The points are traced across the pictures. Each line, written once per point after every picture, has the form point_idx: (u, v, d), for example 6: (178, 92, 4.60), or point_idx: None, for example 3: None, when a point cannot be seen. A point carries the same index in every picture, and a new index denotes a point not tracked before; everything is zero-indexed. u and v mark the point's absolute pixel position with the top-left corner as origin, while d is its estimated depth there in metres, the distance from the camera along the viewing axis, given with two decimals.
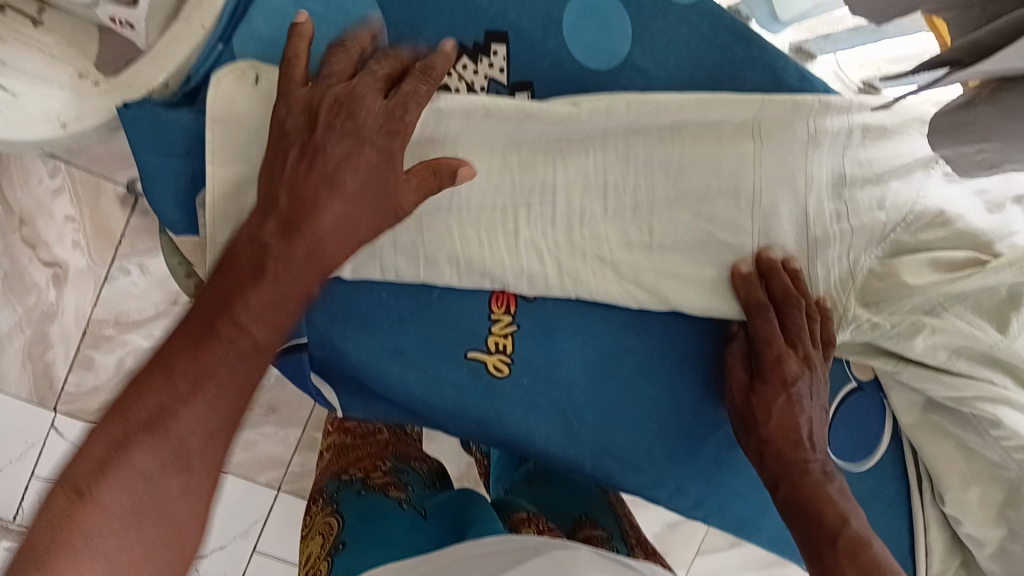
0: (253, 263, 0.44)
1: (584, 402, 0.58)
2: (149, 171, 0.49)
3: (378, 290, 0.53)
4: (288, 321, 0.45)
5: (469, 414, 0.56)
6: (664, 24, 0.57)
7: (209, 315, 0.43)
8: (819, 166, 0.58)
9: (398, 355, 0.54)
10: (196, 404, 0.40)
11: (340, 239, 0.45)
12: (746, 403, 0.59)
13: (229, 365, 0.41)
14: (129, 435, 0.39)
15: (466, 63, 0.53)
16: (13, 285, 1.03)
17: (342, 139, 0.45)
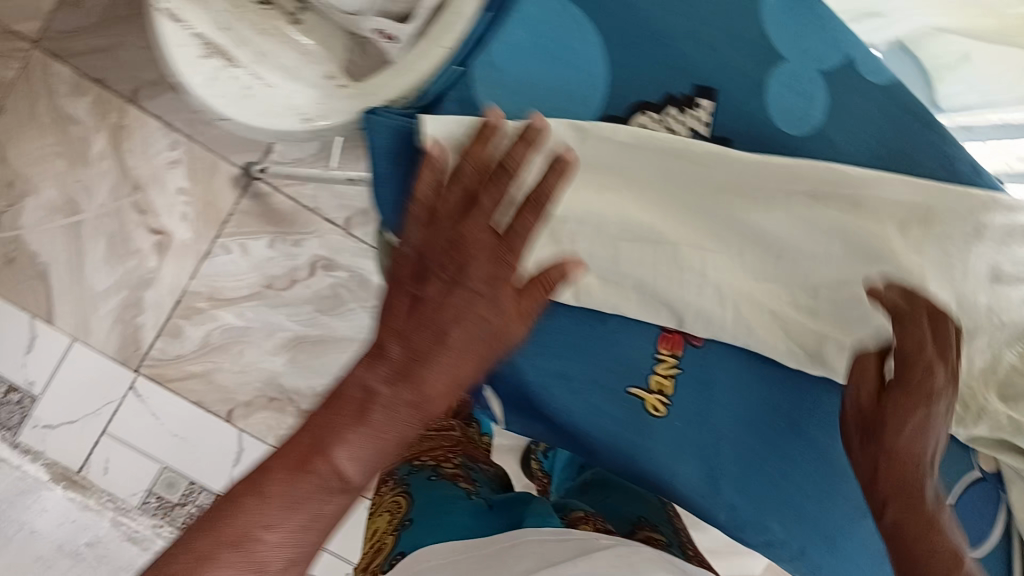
0: (358, 408, 0.46)
1: (728, 453, 0.60)
2: (376, 176, 0.57)
3: (561, 317, 0.59)
4: (379, 462, 0.46)
5: (621, 450, 0.59)
6: (855, 99, 0.61)
7: (309, 445, 0.44)
8: (977, 257, 0.59)
9: (567, 381, 0.59)
10: (281, 526, 0.41)
11: (445, 389, 0.49)
12: (860, 410, 0.52)
13: (319, 500, 0.43)
14: (215, 549, 0.39)
15: (674, 112, 0.58)
16: (119, 247, 1.18)
17: (471, 261, 0.51)
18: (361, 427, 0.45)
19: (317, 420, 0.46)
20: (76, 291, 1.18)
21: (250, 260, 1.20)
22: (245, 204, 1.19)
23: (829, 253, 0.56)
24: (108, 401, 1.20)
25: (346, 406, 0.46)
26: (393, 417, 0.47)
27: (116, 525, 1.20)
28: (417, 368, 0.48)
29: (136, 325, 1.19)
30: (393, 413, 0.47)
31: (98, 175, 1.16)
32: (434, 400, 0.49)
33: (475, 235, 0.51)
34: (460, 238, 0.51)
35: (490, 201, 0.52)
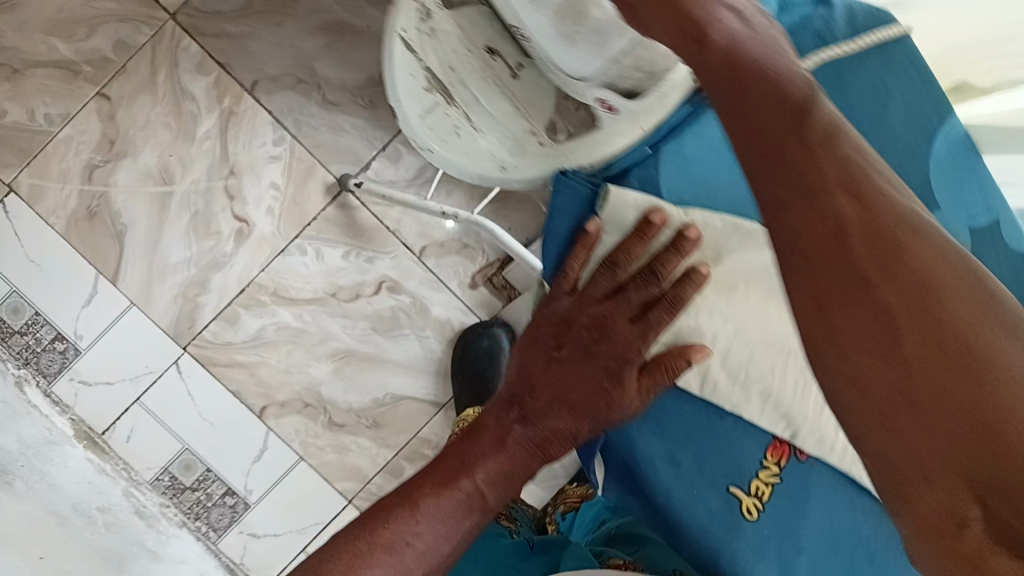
0: (493, 442, 0.65)
1: (805, 570, 0.62)
2: (552, 229, 0.67)
3: (682, 403, 0.65)
4: (506, 492, 0.65)
5: (708, 541, 0.63)
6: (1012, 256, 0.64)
7: (453, 469, 0.64)
8: None
9: (674, 465, 0.65)
10: (421, 532, 0.60)
11: (560, 441, 0.65)
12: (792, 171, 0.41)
13: (454, 515, 0.62)
14: (376, 541, 0.59)
15: None
16: (200, 226, 1.19)
17: (610, 329, 0.62)
18: (493, 460, 0.64)
19: (469, 449, 0.65)
20: (147, 258, 1.20)
21: (321, 266, 1.22)
22: (330, 212, 1.21)
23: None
24: (149, 370, 1.21)
25: (489, 443, 0.65)
26: (518, 458, 0.65)
27: (127, 495, 1.17)
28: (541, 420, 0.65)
29: (197, 304, 1.20)
30: (519, 453, 0.65)
31: (198, 153, 1.19)
32: (554, 446, 0.65)
33: (616, 322, 0.61)
34: (604, 317, 0.62)
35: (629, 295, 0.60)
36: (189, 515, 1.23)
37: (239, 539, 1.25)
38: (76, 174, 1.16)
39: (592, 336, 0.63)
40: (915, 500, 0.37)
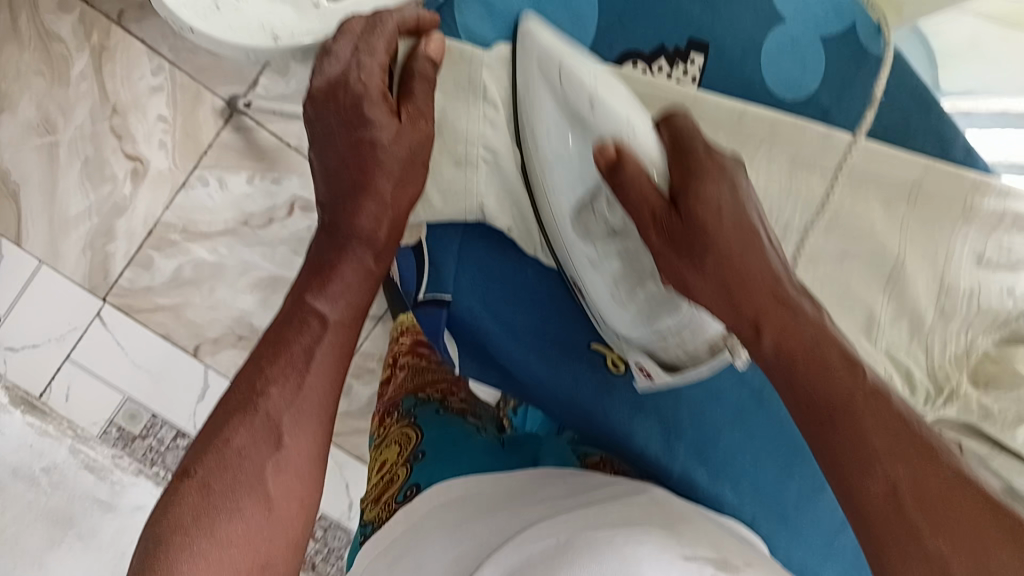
0: (320, 270, 0.55)
1: (687, 419, 0.61)
2: None
3: (527, 267, 0.61)
4: (355, 298, 0.55)
5: (578, 404, 0.60)
6: (861, 83, 0.61)
7: (288, 312, 0.54)
8: (962, 242, 0.62)
9: (527, 332, 0.61)
10: (274, 383, 0.51)
11: (381, 221, 0.55)
12: (721, 233, 0.51)
13: (302, 345, 0.52)
14: (227, 418, 0.50)
15: (663, 65, 0.58)
16: (93, 172, 1.15)
17: (346, 98, 0.52)
18: (327, 285, 0.54)
19: (293, 295, 0.56)
20: (47, 212, 1.15)
21: (227, 194, 1.17)
22: (226, 136, 1.16)
23: (801, 217, 0.60)
24: (72, 328, 1.17)
25: (309, 274, 0.55)
26: (351, 264, 0.55)
27: (75, 452, 1.14)
28: (353, 221, 0.55)
29: (106, 254, 1.17)
30: (348, 265, 0.55)
31: (77, 95, 1.13)
32: (371, 237, 0.55)
33: (343, 83, 0.52)
34: (337, 87, 0.53)
35: (362, 82, 0.52)
36: (144, 462, 1.19)
37: None
38: None
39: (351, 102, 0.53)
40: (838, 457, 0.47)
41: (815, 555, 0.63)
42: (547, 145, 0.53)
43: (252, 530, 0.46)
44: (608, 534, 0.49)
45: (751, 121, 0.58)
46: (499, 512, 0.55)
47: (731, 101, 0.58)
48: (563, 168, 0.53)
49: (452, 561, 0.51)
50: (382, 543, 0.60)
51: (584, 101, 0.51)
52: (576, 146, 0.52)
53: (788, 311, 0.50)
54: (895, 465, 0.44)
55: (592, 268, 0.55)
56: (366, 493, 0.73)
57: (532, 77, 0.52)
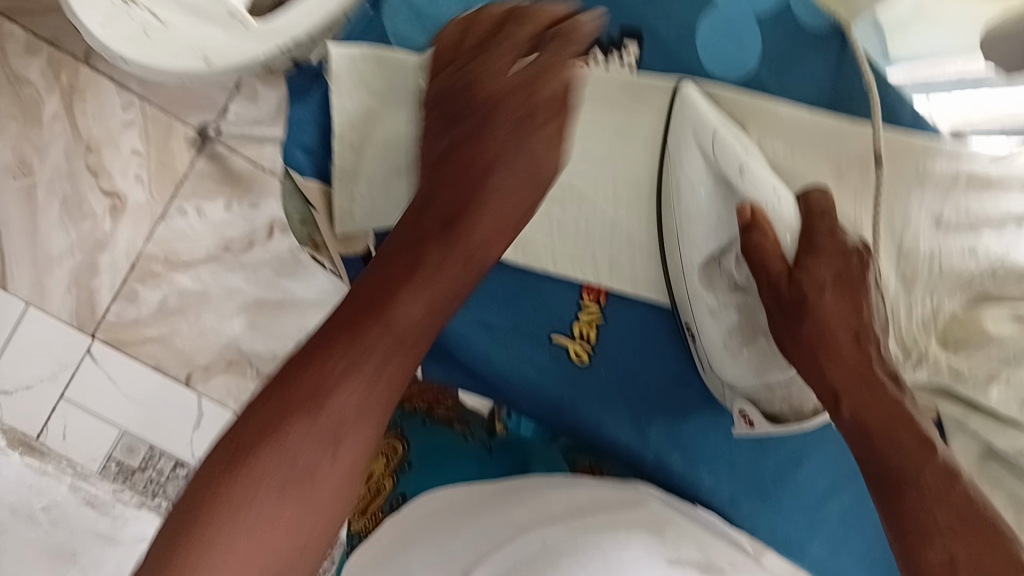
0: (407, 263, 0.54)
1: (655, 402, 0.61)
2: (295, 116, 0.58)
3: None
4: (439, 304, 0.54)
5: (546, 395, 0.61)
6: (797, 51, 0.59)
7: (365, 300, 0.52)
8: (919, 208, 0.62)
9: (487, 329, 0.61)
10: (350, 382, 0.49)
11: (490, 231, 0.56)
12: (834, 328, 0.55)
13: (383, 347, 0.51)
14: (288, 411, 0.48)
15: (597, 55, 0.57)
16: (73, 210, 1.16)
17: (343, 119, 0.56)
18: (410, 283, 0.53)
19: (369, 279, 0.54)
20: (30, 253, 1.16)
21: (207, 222, 1.18)
22: (200, 165, 1.17)
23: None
24: (63, 365, 1.17)
25: (396, 266, 0.54)
26: (419, 259, 0.54)
27: (74, 489, 1.17)
28: (422, 246, 0.54)
29: (92, 289, 1.17)
30: (404, 291, 0.52)
31: (51, 136, 1.14)
32: (473, 242, 0.55)
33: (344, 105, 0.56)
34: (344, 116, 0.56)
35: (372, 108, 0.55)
36: (146, 494, 1.18)
37: None
38: None
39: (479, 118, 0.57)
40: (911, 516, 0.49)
41: (800, 527, 0.63)
42: (687, 200, 0.54)
43: (297, 522, 0.46)
44: (593, 539, 0.51)
45: (690, 97, 0.56)
46: (492, 514, 0.57)
47: (667, 79, 0.56)
48: (689, 224, 0.55)
49: (436, 571, 0.51)
50: (369, 549, 0.60)
51: (734, 167, 0.52)
52: (716, 207, 0.54)
53: (881, 395, 0.53)
54: (953, 534, 0.47)
55: (713, 319, 0.56)
56: (352, 504, 0.71)
57: (686, 140, 0.54)
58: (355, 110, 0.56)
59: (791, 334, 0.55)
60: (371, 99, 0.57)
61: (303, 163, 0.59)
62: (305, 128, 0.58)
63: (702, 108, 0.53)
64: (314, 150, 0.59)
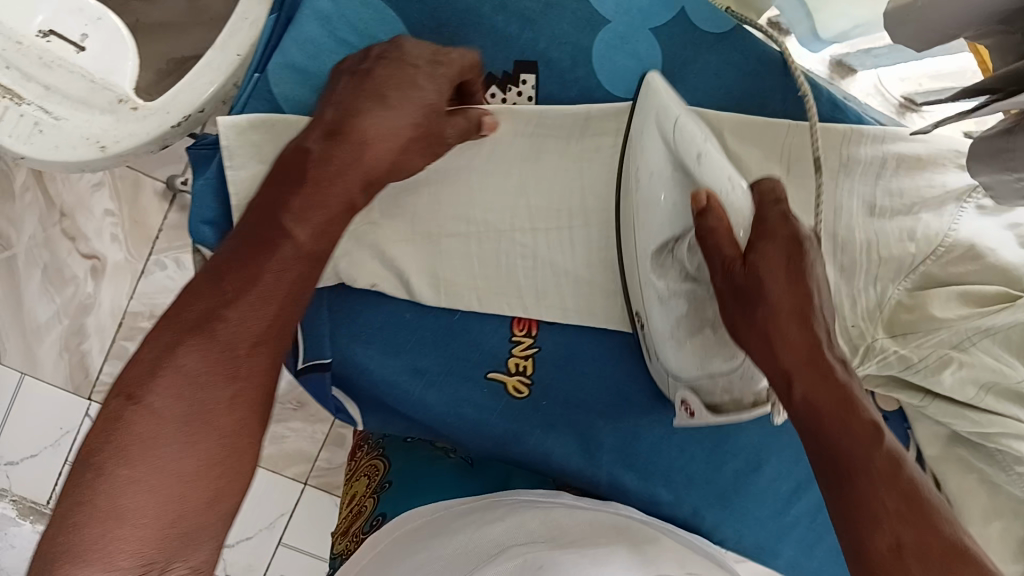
0: (299, 176, 0.49)
1: (603, 425, 0.60)
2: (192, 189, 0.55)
3: (401, 311, 0.59)
4: (332, 225, 0.49)
5: (489, 432, 0.60)
6: (694, 57, 0.59)
7: (263, 220, 0.48)
8: (850, 194, 0.62)
9: (419, 374, 0.59)
10: (243, 308, 0.45)
11: (386, 146, 0.50)
12: (791, 304, 0.47)
13: (276, 270, 0.46)
14: (181, 338, 0.43)
15: (494, 91, 0.58)
16: (55, 277, 1.18)
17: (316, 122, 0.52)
18: (300, 197, 0.48)
19: (265, 196, 0.49)
20: (19, 323, 1.18)
21: (186, 273, 1.19)
22: (173, 218, 1.18)
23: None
24: (64, 431, 1.19)
25: (290, 181, 0.49)
26: (333, 177, 0.49)
27: None
28: (279, 214, 0.48)
29: (82, 352, 1.18)
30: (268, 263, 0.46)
31: (25, 207, 1.17)
32: (374, 167, 0.50)
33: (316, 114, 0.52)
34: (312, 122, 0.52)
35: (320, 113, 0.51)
36: None
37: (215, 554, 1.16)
38: None
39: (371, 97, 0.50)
40: (859, 494, 0.42)
41: (769, 534, 0.64)
42: (646, 188, 0.49)
43: (203, 470, 0.41)
44: (576, 556, 0.47)
45: (597, 121, 0.55)
46: (469, 531, 0.53)
47: (569, 108, 0.56)
48: (640, 215, 0.49)
49: None
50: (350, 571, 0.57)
51: (692, 153, 0.47)
52: (670, 200, 0.48)
53: (833, 379, 0.46)
54: (900, 524, 0.40)
55: (661, 308, 0.51)
56: (339, 525, 0.72)
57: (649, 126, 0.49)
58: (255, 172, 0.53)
59: (744, 319, 0.48)
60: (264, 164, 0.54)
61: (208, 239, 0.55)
62: (204, 203, 0.55)
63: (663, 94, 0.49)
64: (216, 222, 0.55)
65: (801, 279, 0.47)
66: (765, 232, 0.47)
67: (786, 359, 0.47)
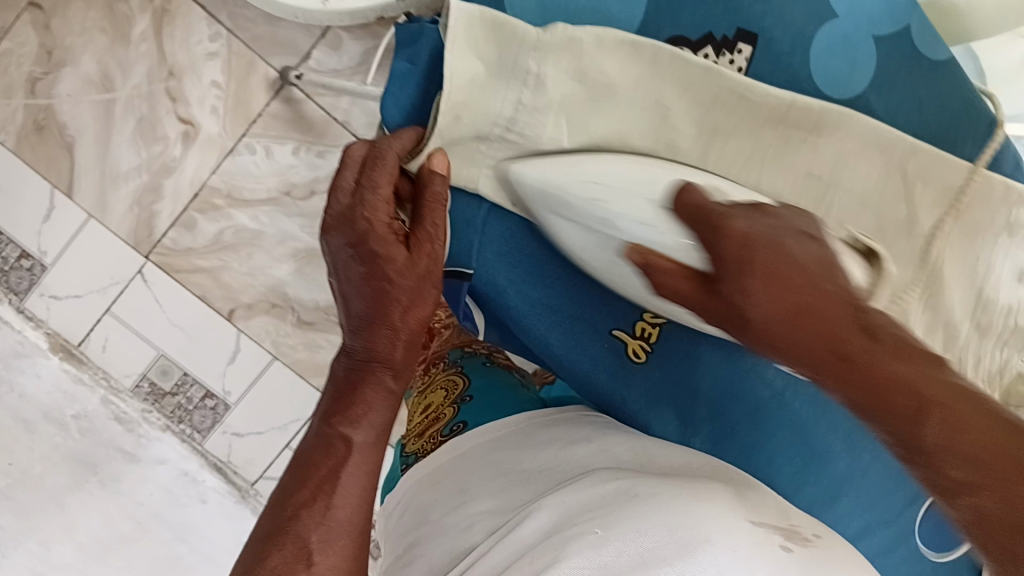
0: (349, 385, 0.51)
1: (704, 412, 0.61)
2: (395, 70, 0.57)
3: (553, 244, 0.61)
4: (383, 419, 0.51)
5: (596, 386, 0.62)
6: (905, 75, 0.57)
7: (318, 433, 0.50)
8: (1005, 257, 0.58)
9: (550, 311, 0.62)
10: (307, 517, 0.45)
11: (415, 331, 0.53)
12: (769, 299, 0.42)
13: (335, 469, 0.48)
14: (261, 557, 0.44)
15: (708, 53, 0.57)
16: (145, 131, 1.10)
17: (337, 267, 0.54)
18: (353, 403, 0.50)
19: (319, 414, 0.52)
20: (98, 167, 1.11)
21: (272, 164, 1.10)
22: (275, 107, 1.09)
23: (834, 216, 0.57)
24: (114, 281, 1.13)
25: (337, 391, 0.52)
26: (372, 367, 0.51)
27: (105, 402, 1.12)
28: (330, 420, 0.50)
29: (152, 212, 1.12)
30: (395, 307, 0.51)
31: (136, 56, 1.08)
32: (396, 356, 0.51)
33: (333, 236, 0.53)
34: (337, 264, 0.54)
35: (367, 219, 0.52)
36: (171, 419, 1.14)
37: (223, 440, 1.15)
38: (20, 87, 1.09)
39: (377, 285, 0.51)
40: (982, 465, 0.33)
41: None
42: (618, 266, 0.55)
43: None
44: (669, 486, 0.48)
45: (797, 113, 0.55)
46: (551, 450, 0.57)
47: (777, 92, 0.54)
48: (637, 274, 0.55)
49: (496, 508, 0.51)
50: (424, 469, 0.61)
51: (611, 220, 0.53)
52: (612, 254, 0.55)
53: (834, 306, 0.41)
54: (981, 494, 0.33)
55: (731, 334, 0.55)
56: (410, 429, 0.72)
57: (557, 211, 0.56)
58: (471, 72, 0.55)
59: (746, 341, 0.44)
60: (479, 66, 0.55)
61: (394, 120, 0.58)
62: (404, 86, 0.57)
63: (532, 174, 0.55)
64: (410, 106, 0.58)
65: (781, 274, 0.42)
66: (706, 233, 0.45)
67: (814, 356, 0.40)
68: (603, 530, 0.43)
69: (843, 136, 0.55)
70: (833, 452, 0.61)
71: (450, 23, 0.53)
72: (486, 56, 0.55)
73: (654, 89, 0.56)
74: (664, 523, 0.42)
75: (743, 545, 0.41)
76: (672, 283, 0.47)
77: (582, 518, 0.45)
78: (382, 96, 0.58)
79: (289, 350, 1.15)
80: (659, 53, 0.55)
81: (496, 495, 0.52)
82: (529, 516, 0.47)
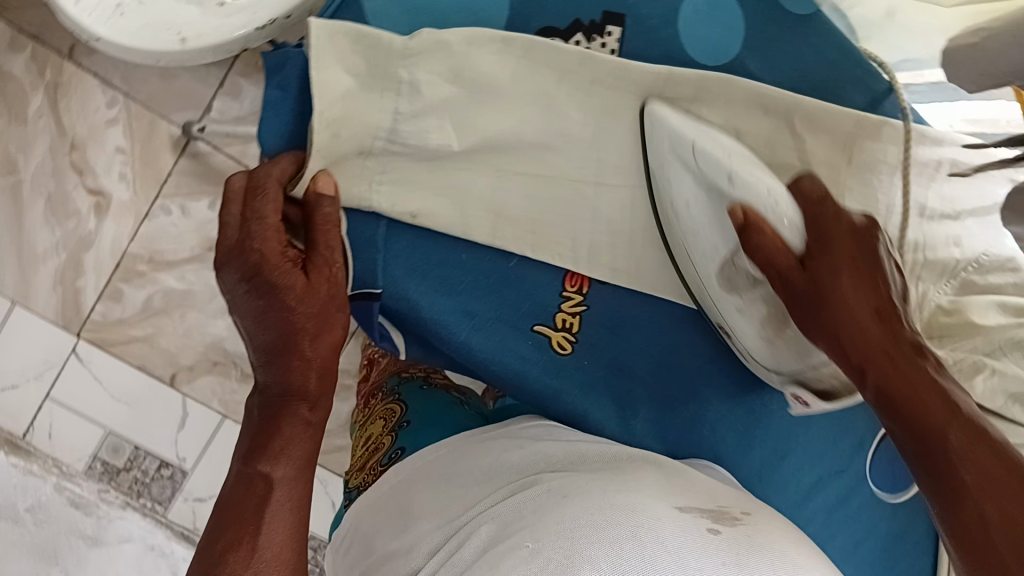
0: (269, 422, 0.52)
1: (640, 394, 0.63)
2: (268, 100, 0.57)
3: (460, 250, 0.60)
4: (303, 452, 0.52)
5: (529, 386, 0.63)
6: (776, 31, 0.58)
7: (240, 475, 0.51)
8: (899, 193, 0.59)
9: (468, 317, 0.61)
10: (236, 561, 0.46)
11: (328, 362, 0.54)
12: (848, 296, 0.51)
13: (258, 506, 0.49)
14: None
15: (580, 39, 0.58)
16: (57, 207, 1.06)
17: (232, 305, 0.53)
18: (273, 438, 0.51)
19: (240, 455, 0.53)
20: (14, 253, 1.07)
21: (190, 222, 1.09)
22: (183, 164, 1.07)
23: None
24: (48, 365, 1.09)
25: (259, 428, 0.53)
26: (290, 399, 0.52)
27: (59, 489, 1.09)
28: (253, 460, 0.51)
29: (77, 288, 1.08)
30: (302, 339, 0.52)
31: (34, 133, 1.05)
32: (309, 386, 0.52)
33: (224, 273, 0.52)
34: (233, 302, 0.53)
35: (256, 249, 0.50)
36: (130, 495, 1.12)
37: (186, 506, 1.13)
38: None
39: (280, 317, 0.51)
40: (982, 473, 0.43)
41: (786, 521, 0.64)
42: (694, 236, 0.56)
43: None
44: (600, 484, 0.48)
45: (676, 84, 0.56)
46: (489, 460, 0.56)
47: (655, 66, 0.55)
48: (699, 238, 0.56)
49: (435, 528, 0.50)
50: (368, 496, 0.60)
51: (723, 176, 0.53)
52: (695, 213, 0.55)
53: (893, 327, 0.50)
54: (985, 495, 0.43)
55: (740, 315, 0.57)
56: (351, 465, 0.71)
57: (667, 155, 0.55)
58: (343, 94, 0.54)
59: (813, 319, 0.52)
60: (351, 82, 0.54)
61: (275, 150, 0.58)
62: (279, 115, 0.57)
63: (671, 120, 0.54)
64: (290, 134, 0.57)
65: (865, 271, 0.52)
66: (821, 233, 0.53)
67: (854, 357, 0.50)
68: (534, 543, 0.42)
69: (728, 99, 0.56)
70: (770, 411, 0.63)
71: (310, 36, 0.52)
72: (358, 73, 0.54)
73: (534, 83, 0.56)
74: (594, 522, 0.42)
75: (674, 533, 0.42)
76: (775, 254, 0.52)
77: (516, 531, 0.44)
78: (258, 125, 0.57)
79: (238, 406, 1.13)
80: (529, 46, 0.55)
81: (436, 514, 0.51)
82: (469, 536, 0.46)
